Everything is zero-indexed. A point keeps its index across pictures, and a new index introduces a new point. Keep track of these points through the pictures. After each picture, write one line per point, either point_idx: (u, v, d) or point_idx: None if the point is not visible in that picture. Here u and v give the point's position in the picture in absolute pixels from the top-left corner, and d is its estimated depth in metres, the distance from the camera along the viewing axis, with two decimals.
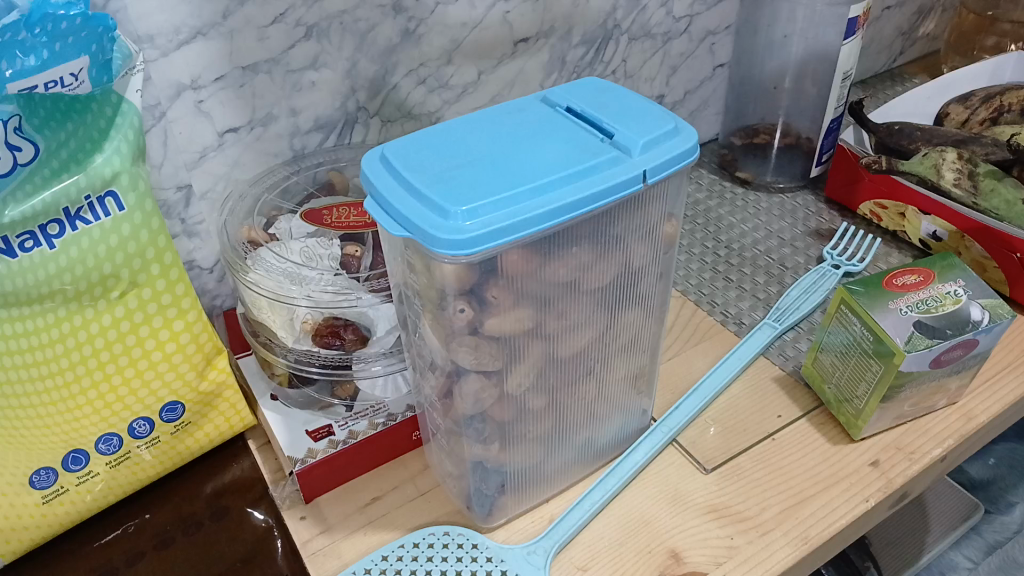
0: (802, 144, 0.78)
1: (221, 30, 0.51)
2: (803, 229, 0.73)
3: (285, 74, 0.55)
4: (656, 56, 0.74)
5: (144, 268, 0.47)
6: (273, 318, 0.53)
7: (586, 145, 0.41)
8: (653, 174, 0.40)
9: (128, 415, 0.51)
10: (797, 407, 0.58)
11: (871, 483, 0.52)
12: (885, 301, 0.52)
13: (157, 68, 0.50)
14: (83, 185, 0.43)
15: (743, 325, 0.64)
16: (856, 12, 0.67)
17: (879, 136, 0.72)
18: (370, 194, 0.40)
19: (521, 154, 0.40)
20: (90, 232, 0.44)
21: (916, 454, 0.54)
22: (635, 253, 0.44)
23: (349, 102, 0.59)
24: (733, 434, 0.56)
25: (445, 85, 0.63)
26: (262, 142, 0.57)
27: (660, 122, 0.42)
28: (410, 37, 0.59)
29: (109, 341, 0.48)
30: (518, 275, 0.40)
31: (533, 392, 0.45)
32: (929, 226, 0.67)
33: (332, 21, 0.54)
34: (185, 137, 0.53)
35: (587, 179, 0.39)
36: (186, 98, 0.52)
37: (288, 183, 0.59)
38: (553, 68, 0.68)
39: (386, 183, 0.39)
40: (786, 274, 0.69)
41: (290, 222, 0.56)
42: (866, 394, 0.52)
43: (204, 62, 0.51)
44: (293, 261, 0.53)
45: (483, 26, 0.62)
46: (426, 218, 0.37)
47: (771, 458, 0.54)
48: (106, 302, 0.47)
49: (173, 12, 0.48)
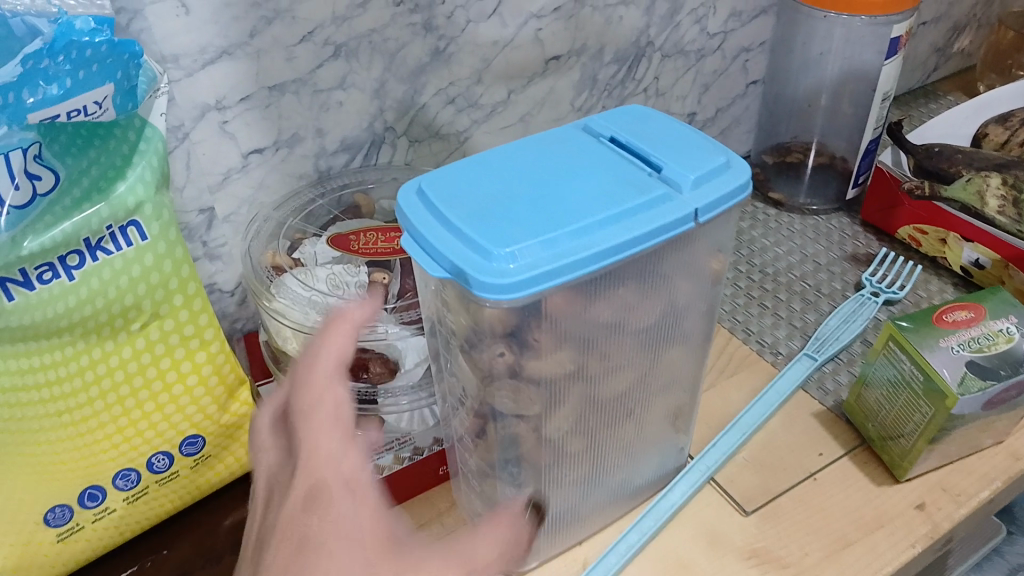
0: (836, 164, 0.76)
1: (248, 50, 0.49)
2: (839, 253, 0.71)
3: (312, 94, 0.53)
4: (688, 74, 0.72)
5: (166, 298, 0.45)
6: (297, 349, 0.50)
7: (633, 179, 0.39)
8: (705, 213, 0.38)
9: (148, 449, 0.48)
10: (837, 445, 0.56)
11: (917, 528, 0.51)
12: (935, 338, 0.50)
13: (181, 88, 0.48)
14: (105, 215, 0.41)
15: (780, 355, 0.62)
16: (900, 31, 0.64)
17: (917, 159, 0.70)
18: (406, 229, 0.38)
19: (567, 188, 0.38)
20: (113, 262, 0.42)
21: (963, 497, 0.52)
22: (680, 291, 0.42)
23: (376, 123, 0.57)
24: (772, 472, 0.54)
25: (475, 104, 0.61)
26: (287, 164, 0.55)
27: (710, 155, 0.40)
28: (440, 56, 0.57)
29: (128, 375, 0.46)
30: (561, 316, 0.38)
31: (571, 435, 0.43)
32: (970, 253, 0.65)
33: (361, 40, 0.53)
34: (209, 158, 0.52)
35: (636, 219, 0.37)
36: (211, 119, 0.50)
37: (313, 207, 0.57)
38: (584, 87, 0.66)
39: (423, 218, 0.37)
40: (823, 301, 0.66)
41: (316, 245, 0.55)
42: (913, 434, 0.51)
43: (231, 83, 0.50)
44: (320, 290, 0.51)
45: (514, 44, 0.60)
46: (468, 258, 0.35)
47: (810, 499, 0.53)
48: (126, 334, 0.44)
49: (200, 32, 0.47)
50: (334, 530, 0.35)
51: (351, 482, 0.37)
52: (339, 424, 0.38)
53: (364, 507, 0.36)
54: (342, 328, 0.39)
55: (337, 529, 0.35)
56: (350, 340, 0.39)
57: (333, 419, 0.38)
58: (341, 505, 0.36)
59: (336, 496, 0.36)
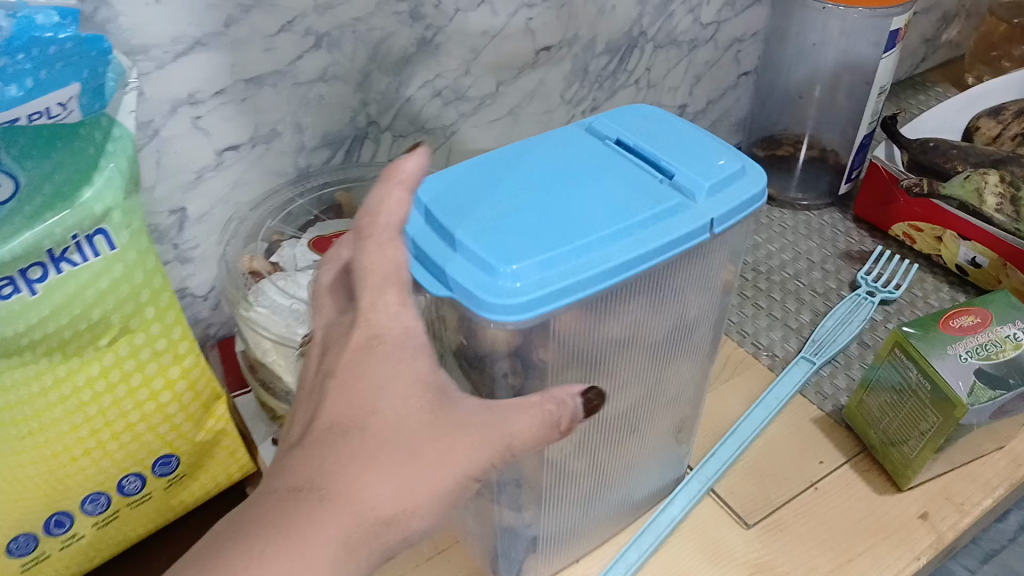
0: (828, 157, 0.74)
1: (224, 40, 0.46)
2: (832, 250, 0.70)
3: (291, 87, 0.50)
4: (680, 65, 0.69)
5: (137, 311, 0.42)
6: (279, 361, 0.48)
7: (644, 186, 0.36)
8: (720, 223, 0.36)
9: (118, 472, 0.45)
10: (838, 453, 0.54)
11: (920, 539, 0.50)
12: (943, 345, 0.48)
13: (151, 82, 0.45)
14: (70, 223, 0.37)
15: (777, 357, 0.60)
16: (898, 24, 0.62)
17: (912, 153, 0.68)
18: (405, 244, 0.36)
19: (574, 197, 0.35)
20: (78, 274, 0.39)
21: (966, 506, 0.51)
22: (690, 304, 0.40)
23: (359, 117, 0.54)
24: (772, 482, 0.53)
25: (462, 97, 0.58)
26: (265, 161, 0.52)
27: (724, 161, 0.37)
28: (427, 47, 0.54)
29: (96, 393, 0.42)
30: (569, 334, 0.35)
31: (574, 454, 0.41)
32: (967, 252, 0.64)
33: (345, 30, 0.50)
34: (180, 156, 0.48)
35: (651, 230, 0.34)
36: (183, 114, 0.47)
37: (292, 206, 0.55)
38: (574, 78, 0.63)
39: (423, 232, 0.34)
40: (818, 301, 0.65)
41: (295, 247, 0.53)
42: (918, 444, 0.49)
43: (205, 75, 0.46)
44: (301, 298, 0.48)
45: (504, 34, 0.57)
46: (473, 277, 0.32)
47: (813, 510, 0.51)
48: (94, 350, 0.41)
49: (171, 21, 0.43)
50: (374, 391, 0.34)
51: (408, 331, 0.35)
52: (396, 274, 0.35)
53: (415, 365, 0.34)
54: (396, 180, 0.35)
55: (377, 387, 0.34)
56: (406, 196, 0.35)
57: (389, 271, 0.35)
58: (391, 355, 0.34)
59: (387, 347, 0.34)
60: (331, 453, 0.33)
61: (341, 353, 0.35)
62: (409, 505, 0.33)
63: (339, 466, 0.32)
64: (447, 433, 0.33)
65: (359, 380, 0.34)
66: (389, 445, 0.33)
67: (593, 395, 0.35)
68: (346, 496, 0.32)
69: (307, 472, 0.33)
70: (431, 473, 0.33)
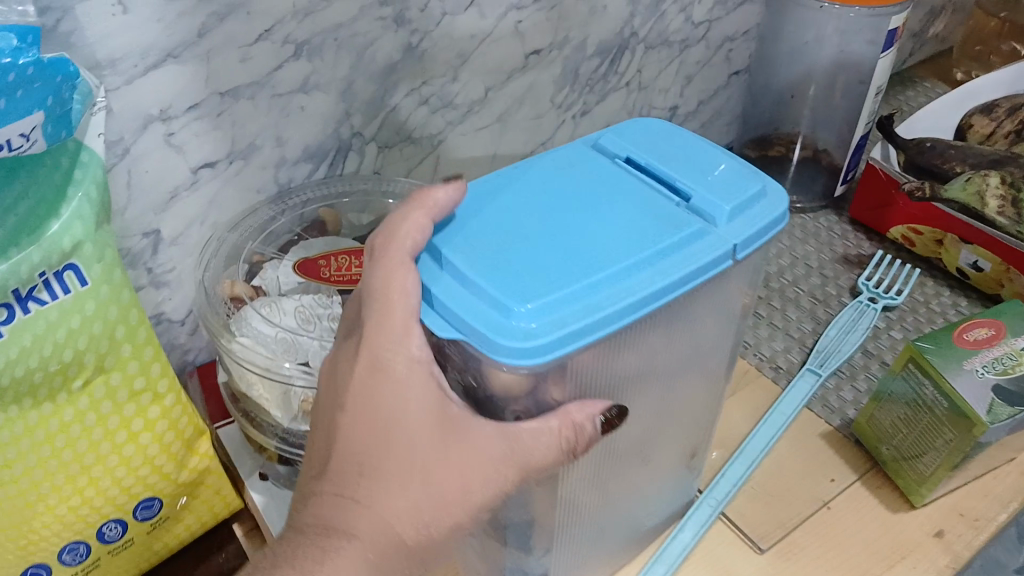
0: (821, 158, 0.72)
1: (197, 51, 0.42)
2: (830, 254, 0.68)
3: (271, 98, 0.46)
4: (672, 65, 0.67)
5: (112, 350, 0.40)
6: (266, 394, 0.46)
7: (661, 210, 0.34)
8: (743, 249, 0.33)
9: (97, 519, 0.43)
10: (848, 470, 0.53)
11: (936, 558, 0.48)
12: (958, 361, 0.47)
13: (119, 98, 0.41)
14: (36, 260, 0.35)
15: (780, 370, 0.58)
16: (896, 23, 0.61)
17: (908, 155, 0.66)
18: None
19: (588, 224, 0.33)
20: (47, 313, 0.36)
21: (980, 521, 0.50)
22: (708, 330, 0.37)
23: (342, 128, 0.51)
24: (782, 503, 0.51)
25: (450, 104, 0.55)
26: (243, 177, 0.49)
27: (744, 182, 0.35)
28: (412, 53, 0.51)
29: (72, 439, 0.40)
30: (586, 370, 0.33)
31: (586, 491, 0.39)
32: (968, 255, 0.62)
33: (326, 37, 0.46)
34: (152, 175, 0.45)
35: (671, 260, 0.32)
36: (154, 131, 0.43)
37: (274, 226, 0.51)
38: (565, 82, 0.61)
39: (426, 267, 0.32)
40: (819, 308, 0.63)
41: (278, 270, 0.49)
42: (932, 462, 0.48)
43: (177, 89, 0.43)
44: (287, 326, 0.45)
45: (493, 38, 0.54)
46: (483, 316, 0.29)
47: (825, 531, 0.49)
48: (67, 394, 0.39)
49: (140, 32, 0.40)
50: (385, 429, 0.31)
51: (418, 360, 0.31)
52: (409, 307, 0.31)
53: (429, 397, 0.31)
54: (424, 207, 0.32)
55: (388, 424, 0.31)
56: (425, 223, 0.32)
57: (402, 306, 0.31)
58: (402, 388, 0.31)
59: (397, 380, 0.31)
60: (345, 498, 0.31)
61: (346, 378, 0.32)
62: (428, 539, 0.32)
63: (356, 512, 0.31)
64: (465, 469, 0.32)
65: (367, 414, 0.32)
66: (405, 487, 0.31)
67: (613, 412, 0.33)
68: (367, 544, 0.31)
69: (323, 517, 0.31)
70: (449, 508, 0.32)
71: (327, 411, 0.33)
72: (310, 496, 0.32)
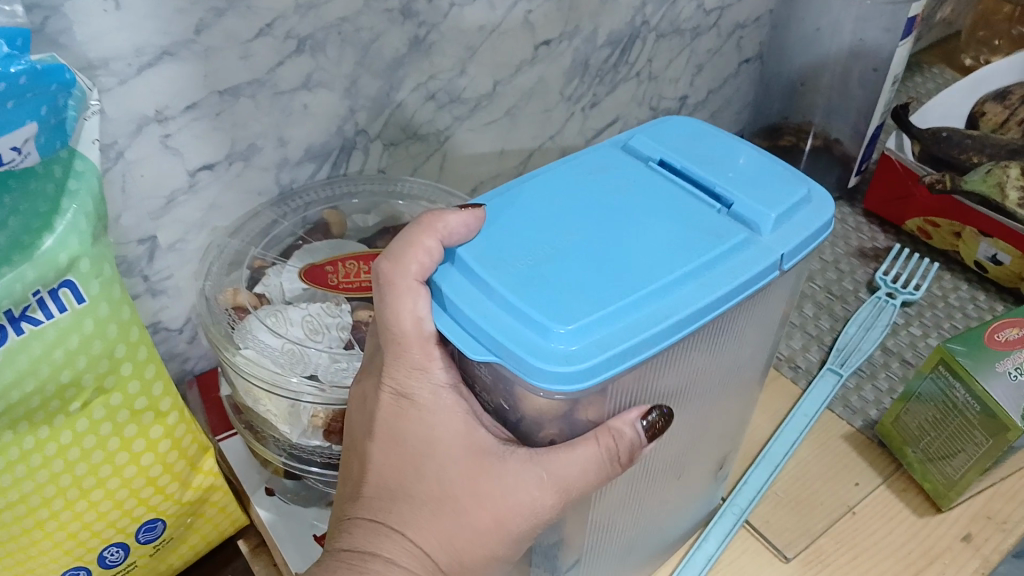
0: (833, 148, 0.70)
1: (196, 48, 0.40)
2: (844, 248, 0.67)
3: (272, 96, 0.44)
4: (682, 55, 0.65)
5: (112, 369, 0.38)
6: (273, 409, 0.43)
7: (702, 217, 0.32)
8: (789, 259, 0.32)
9: (99, 544, 0.42)
10: (873, 473, 0.51)
11: (966, 564, 0.47)
12: (990, 364, 0.45)
13: (114, 99, 0.39)
14: (31, 278, 0.32)
15: (800, 369, 0.57)
16: (916, 11, 0.59)
17: (925, 145, 0.64)
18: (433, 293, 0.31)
19: (626, 233, 0.31)
20: (43, 333, 0.34)
21: (1009, 525, 0.48)
22: (744, 342, 0.36)
23: (347, 126, 0.49)
24: (806, 510, 0.49)
25: (457, 99, 0.53)
26: (243, 180, 0.46)
27: (787, 188, 0.33)
28: (420, 46, 0.48)
29: (70, 462, 0.38)
30: (623, 390, 0.31)
31: (616, 509, 0.37)
32: (988, 248, 0.61)
33: (330, 31, 0.44)
34: (149, 180, 0.43)
35: (716, 272, 0.30)
36: (151, 133, 0.41)
37: (276, 230, 0.49)
38: (574, 73, 0.58)
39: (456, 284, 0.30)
40: (835, 304, 0.62)
41: (281, 276, 0.47)
42: (962, 466, 0.46)
43: (174, 89, 0.40)
44: (294, 336, 0.43)
45: (502, 29, 0.51)
46: (521, 337, 0.28)
47: (852, 539, 0.48)
48: (66, 416, 0.37)
49: (134, 29, 0.37)
50: (416, 457, 0.32)
51: (442, 386, 0.32)
52: (425, 335, 0.31)
53: (456, 427, 0.32)
54: (430, 230, 0.30)
55: (419, 452, 0.32)
56: (434, 246, 0.30)
57: (417, 331, 0.31)
58: (427, 414, 0.32)
59: (424, 407, 0.32)
60: (379, 523, 0.33)
61: (376, 407, 0.33)
62: (465, 561, 0.32)
63: (388, 539, 0.32)
64: (497, 500, 0.31)
65: (397, 442, 0.33)
66: (435, 515, 0.32)
67: (656, 417, 0.31)
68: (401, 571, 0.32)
69: (356, 542, 0.32)
70: (482, 539, 0.32)
71: (362, 436, 0.34)
72: (346, 518, 0.34)
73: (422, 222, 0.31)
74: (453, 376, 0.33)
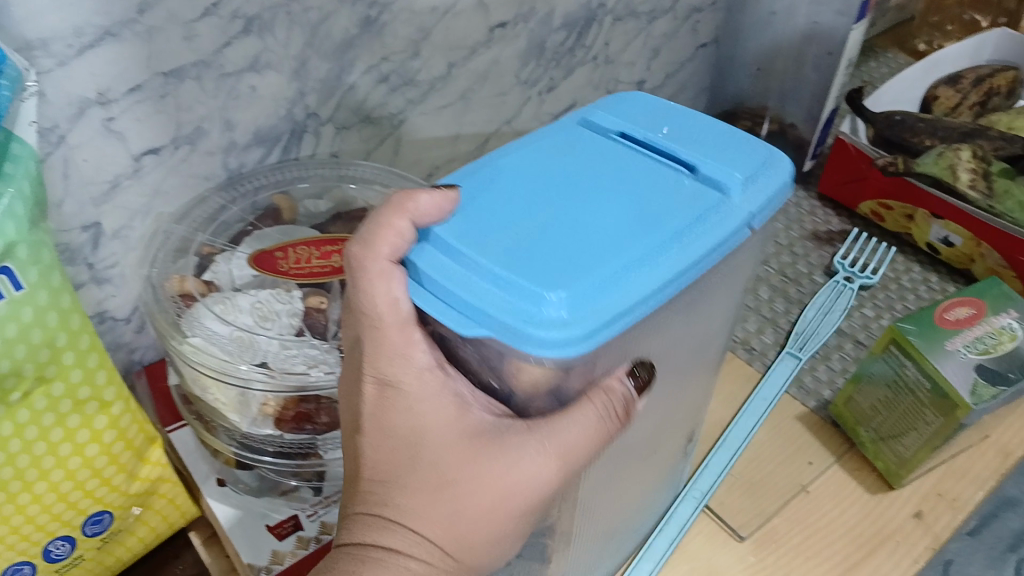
0: (787, 132, 0.71)
1: (138, 28, 0.38)
2: (799, 231, 0.67)
3: (218, 78, 0.43)
4: (638, 38, 0.65)
5: (53, 358, 0.37)
6: (222, 398, 0.43)
7: (676, 181, 0.32)
8: (762, 216, 0.32)
9: (44, 538, 0.41)
10: (827, 453, 0.52)
11: (917, 542, 0.47)
12: (940, 343, 0.46)
13: (53, 81, 0.38)
14: None
15: (754, 351, 0.58)
16: None
17: (878, 128, 0.64)
18: (409, 272, 0.30)
19: (604, 201, 0.30)
20: None
21: (958, 502, 0.49)
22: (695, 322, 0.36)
23: (296, 109, 0.48)
24: (761, 491, 0.50)
25: (411, 82, 0.52)
26: (189, 164, 0.45)
27: (749, 149, 0.33)
28: (371, 27, 0.47)
29: (11, 455, 0.37)
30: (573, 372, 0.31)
31: None
32: (940, 231, 0.62)
33: (277, 10, 0.43)
34: (91, 165, 0.41)
35: (700, 230, 0.30)
36: (92, 116, 0.40)
37: (224, 215, 0.48)
38: (530, 56, 0.58)
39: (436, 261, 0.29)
40: (789, 287, 0.62)
41: (230, 262, 0.46)
42: (915, 444, 0.47)
43: (116, 71, 0.39)
44: (243, 324, 0.42)
45: (455, 11, 0.51)
46: (513, 307, 0.27)
47: (805, 518, 0.49)
48: (6, 407, 0.35)
49: (72, 7, 0.36)
50: (409, 445, 0.31)
51: (426, 368, 0.31)
52: (403, 316, 0.30)
53: (448, 411, 0.30)
54: (401, 209, 0.29)
55: (411, 439, 0.31)
56: (407, 227, 0.29)
57: (394, 314, 0.30)
58: (414, 400, 0.31)
59: (410, 394, 0.31)
60: (378, 516, 0.32)
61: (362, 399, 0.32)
62: (474, 541, 0.31)
63: (388, 533, 0.31)
64: (499, 479, 0.30)
65: (387, 434, 0.32)
66: (435, 502, 0.31)
67: (640, 369, 0.31)
68: (410, 561, 0.31)
69: (357, 538, 0.32)
70: (488, 518, 0.31)
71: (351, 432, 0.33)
72: (348, 513, 0.33)
73: (394, 200, 0.30)
74: (434, 357, 0.31)
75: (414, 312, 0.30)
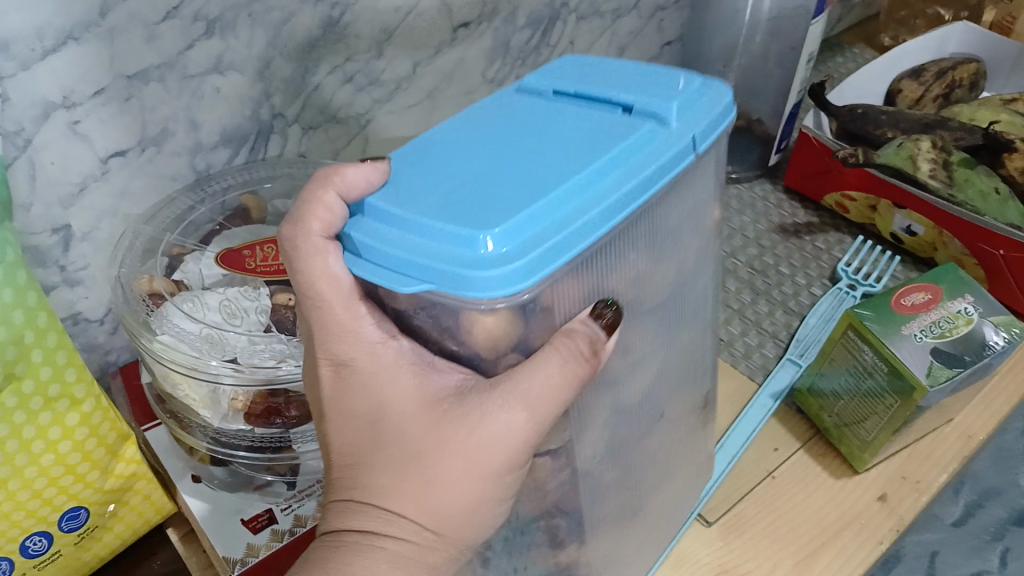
0: (754, 127, 0.72)
1: (99, 31, 0.39)
2: (766, 225, 0.69)
3: (181, 80, 0.43)
4: (604, 36, 0.66)
5: (22, 357, 0.37)
6: (192, 394, 0.43)
7: (611, 121, 0.31)
8: (704, 139, 0.31)
9: (19, 533, 0.42)
10: (793, 438, 0.53)
11: (881, 524, 0.48)
12: (897, 326, 0.47)
13: (17, 85, 0.38)
14: None
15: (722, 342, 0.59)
16: None
17: (842, 121, 0.65)
18: (346, 245, 0.29)
19: (539, 148, 0.29)
20: None
21: (922, 484, 0.50)
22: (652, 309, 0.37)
23: (262, 109, 0.48)
24: (729, 477, 0.51)
25: (376, 81, 0.53)
26: (156, 166, 0.46)
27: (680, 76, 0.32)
28: (334, 27, 0.48)
29: None
30: None
31: None
32: (902, 220, 0.62)
33: (239, 11, 0.43)
34: (57, 167, 0.42)
35: (638, 156, 0.29)
36: (57, 119, 0.40)
37: (192, 216, 0.48)
38: (496, 55, 0.59)
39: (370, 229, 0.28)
40: (757, 279, 0.64)
41: (200, 262, 0.47)
42: (875, 428, 0.48)
43: (79, 73, 0.40)
44: (212, 321, 0.43)
45: (419, 10, 0.51)
46: (449, 255, 0.25)
47: (772, 502, 0.50)
48: None
49: (33, 10, 0.37)
50: (371, 424, 0.31)
51: (378, 343, 0.30)
52: (345, 290, 0.30)
53: (402, 383, 0.30)
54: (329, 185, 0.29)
55: (373, 417, 0.31)
56: (336, 201, 0.29)
57: (337, 290, 0.30)
58: (371, 377, 0.31)
59: (366, 370, 0.31)
60: (350, 501, 0.32)
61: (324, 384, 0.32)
62: (449, 517, 0.31)
63: (364, 516, 0.31)
64: (465, 447, 0.30)
65: (350, 416, 0.32)
66: (404, 478, 0.30)
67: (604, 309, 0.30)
68: (390, 541, 0.31)
69: (334, 527, 0.32)
70: (459, 487, 0.30)
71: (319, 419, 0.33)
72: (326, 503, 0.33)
73: (321, 178, 0.30)
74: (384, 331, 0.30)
75: (357, 286, 0.30)
